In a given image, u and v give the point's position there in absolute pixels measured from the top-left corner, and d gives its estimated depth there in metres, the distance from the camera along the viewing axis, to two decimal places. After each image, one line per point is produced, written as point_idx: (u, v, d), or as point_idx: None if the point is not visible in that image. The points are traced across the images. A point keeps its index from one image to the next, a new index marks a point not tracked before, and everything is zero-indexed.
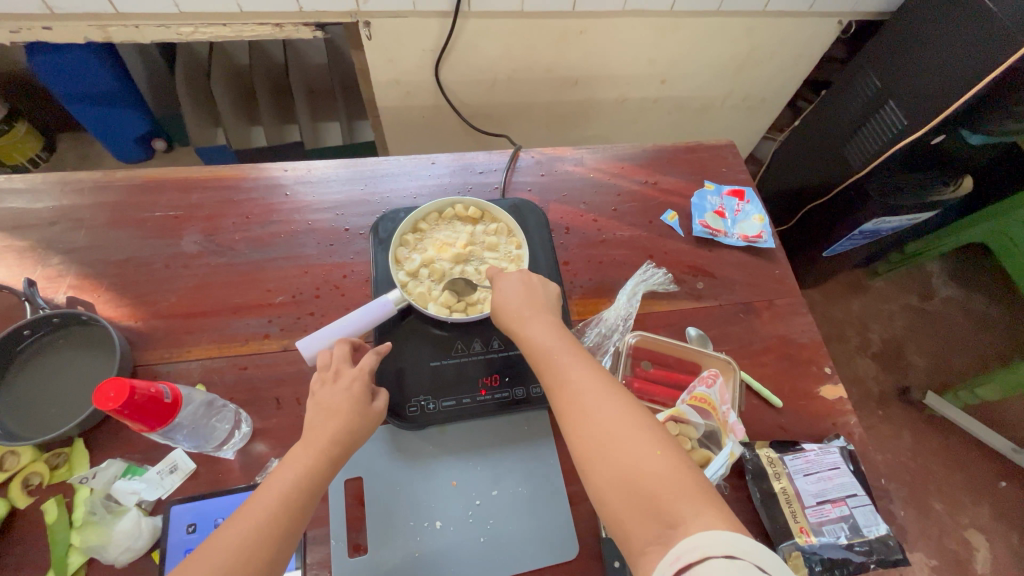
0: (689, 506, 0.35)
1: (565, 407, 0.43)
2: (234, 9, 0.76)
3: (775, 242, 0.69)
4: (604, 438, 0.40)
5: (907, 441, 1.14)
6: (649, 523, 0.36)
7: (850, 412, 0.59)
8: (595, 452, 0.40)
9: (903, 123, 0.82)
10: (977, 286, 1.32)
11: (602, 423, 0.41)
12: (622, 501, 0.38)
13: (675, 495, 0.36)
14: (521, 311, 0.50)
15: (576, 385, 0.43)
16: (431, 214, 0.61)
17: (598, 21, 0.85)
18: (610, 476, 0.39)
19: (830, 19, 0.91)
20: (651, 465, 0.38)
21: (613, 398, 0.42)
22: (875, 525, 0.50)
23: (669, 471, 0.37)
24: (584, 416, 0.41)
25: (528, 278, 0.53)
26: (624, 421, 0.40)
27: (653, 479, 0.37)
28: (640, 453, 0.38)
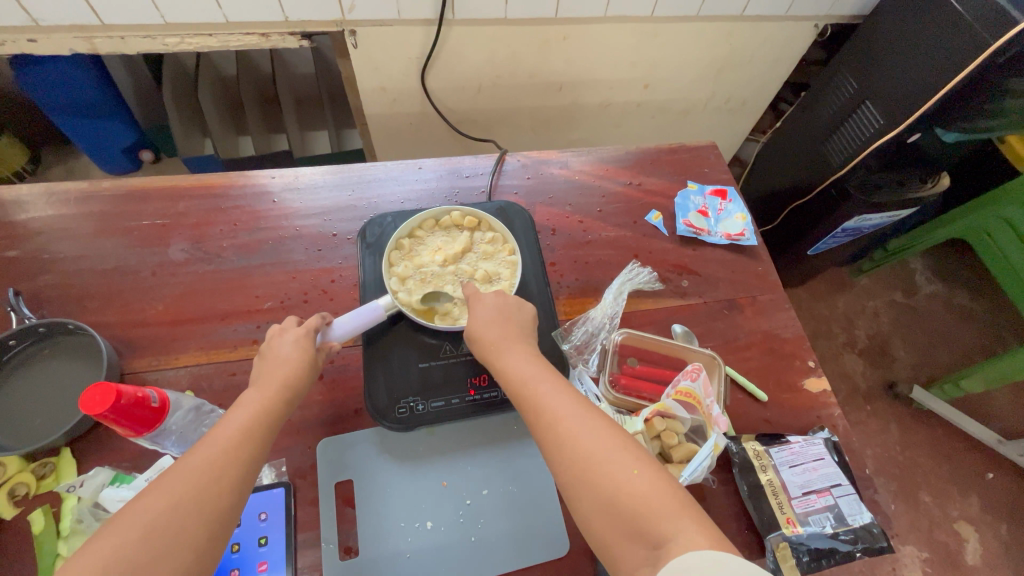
0: (671, 524, 0.35)
1: (545, 437, 0.42)
2: (220, 19, 0.77)
3: (757, 239, 0.71)
4: (585, 462, 0.39)
5: (895, 435, 1.16)
6: (637, 545, 0.35)
7: (833, 404, 0.60)
8: (578, 478, 0.39)
9: (880, 122, 0.84)
10: (958, 281, 1.35)
11: (581, 450, 0.40)
12: (608, 525, 0.37)
13: (657, 512, 0.36)
14: (494, 338, 0.50)
15: (554, 414, 0.43)
16: (428, 221, 0.62)
17: (580, 27, 0.87)
18: (594, 502, 0.38)
19: (807, 22, 0.94)
20: (631, 485, 0.37)
21: (591, 422, 0.42)
22: (859, 513, 0.51)
23: (650, 489, 0.37)
24: (562, 445, 0.41)
25: (503, 298, 0.54)
26: (603, 443, 0.40)
27: (635, 499, 0.37)
28: (621, 476, 0.38)
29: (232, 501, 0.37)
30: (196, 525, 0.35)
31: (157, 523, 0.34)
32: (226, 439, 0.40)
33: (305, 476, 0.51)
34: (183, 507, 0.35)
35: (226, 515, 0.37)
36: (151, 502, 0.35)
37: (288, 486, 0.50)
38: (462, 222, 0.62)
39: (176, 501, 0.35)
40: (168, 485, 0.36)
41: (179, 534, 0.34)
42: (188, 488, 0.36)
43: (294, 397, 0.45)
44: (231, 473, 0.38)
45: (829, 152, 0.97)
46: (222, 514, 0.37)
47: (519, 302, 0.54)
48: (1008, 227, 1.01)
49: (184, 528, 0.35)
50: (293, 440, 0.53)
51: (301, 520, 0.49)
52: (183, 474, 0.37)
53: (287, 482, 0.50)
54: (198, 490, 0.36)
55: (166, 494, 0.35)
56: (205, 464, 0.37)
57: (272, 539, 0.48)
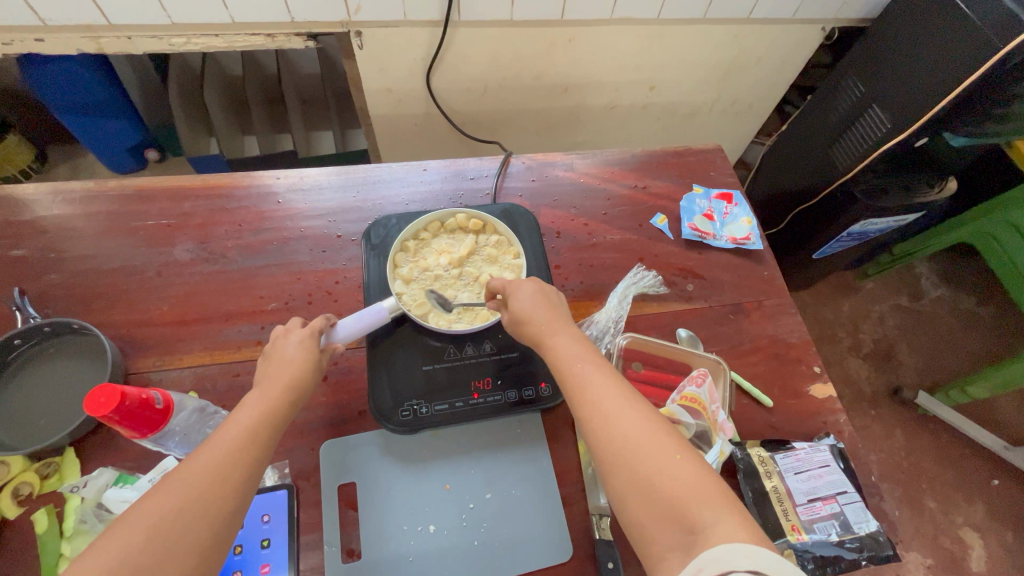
0: (710, 513, 0.35)
1: (586, 414, 0.42)
2: (227, 20, 0.77)
3: (763, 243, 0.70)
4: (627, 444, 0.39)
5: (900, 440, 1.15)
6: (669, 529, 0.36)
7: (839, 410, 0.59)
8: (617, 457, 0.39)
9: (885, 128, 0.84)
10: (965, 286, 1.34)
11: (625, 431, 0.40)
12: (644, 506, 0.37)
13: (697, 498, 0.36)
14: (537, 321, 0.49)
15: (598, 392, 0.42)
16: (433, 223, 0.62)
17: (586, 29, 0.87)
18: (632, 482, 0.38)
19: (814, 25, 0.93)
20: (673, 470, 0.38)
21: (633, 406, 0.42)
22: (865, 521, 0.51)
23: (692, 475, 0.37)
24: (606, 423, 0.41)
25: (543, 287, 0.52)
26: (646, 427, 0.40)
27: (676, 485, 0.37)
28: (663, 461, 0.38)
29: (237, 504, 0.37)
30: (200, 528, 0.35)
31: (162, 526, 0.34)
32: (231, 441, 0.39)
33: (308, 478, 0.51)
34: (188, 509, 0.35)
35: (230, 518, 0.37)
36: (155, 504, 0.35)
37: (291, 488, 0.50)
38: (467, 225, 0.62)
39: (181, 503, 0.35)
40: (173, 487, 0.36)
41: (183, 537, 0.34)
42: (192, 490, 0.36)
43: (298, 399, 0.45)
44: (235, 476, 0.38)
45: (834, 157, 0.96)
46: (226, 518, 0.36)
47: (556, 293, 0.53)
48: (1015, 233, 1.01)
49: (188, 531, 0.35)
50: (297, 442, 0.53)
51: (303, 522, 0.49)
52: (187, 476, 0.36)
53: (290, 484, 0.50)
54: (202, 492, 0.36)
55: (170, 497, 0.35)
56: (210, 467, 0.37)
57: (274, 541, 0.48)
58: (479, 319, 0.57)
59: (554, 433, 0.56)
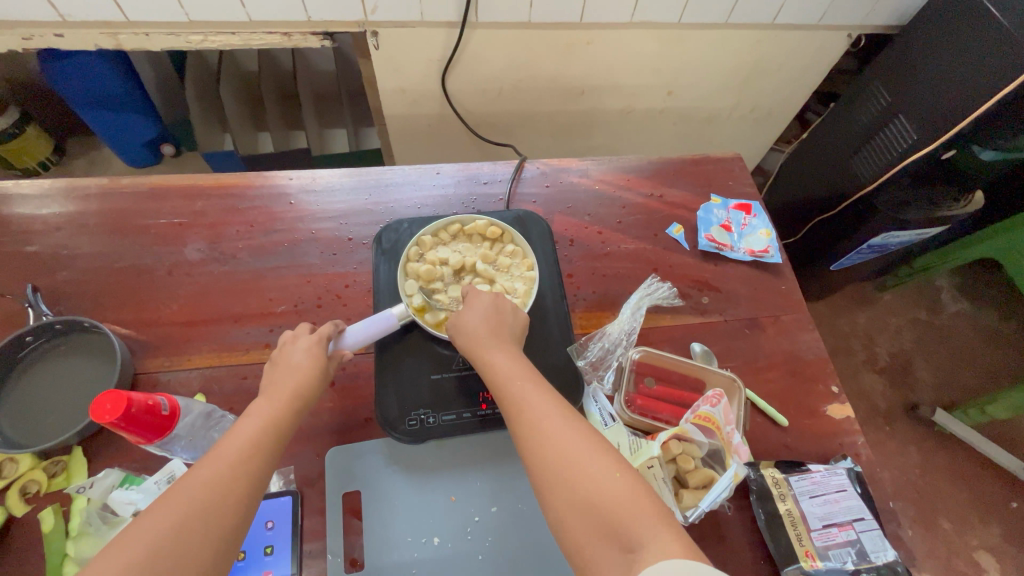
0: (646, 529, 0.35)
1: (524, 436, 0.41)
2: (244, 18, 0.77)
3: (781, 257, 0.68)
4: (563, 465, 0.39)
5: (915, 458, 1.12)
6: (610, 546, 0.35)
7: (857, 432, 0.57)
8: (556, 478, 0.39)
9: (912, 137, 0.81)
10: (986, 302, 1.30)
11: (562, 451, 0.39)
12: (582, 526, 0.36)
13: (634, 515, 0.35)
14: (483, 339, 0.48)
15: (536, 412, 0.42)
16: (453, 226, 0.60)
17: (605, 32, 0.85)
18: (571, 501, 0.37)
19: (839, 32, 0.91)
20: (609, 489, 0.37)
21: (570, 426, 0.41)
22: (883, 550, 0.49)
23: (629, 493, 0.36)
24: (544, 444, 0.40)
25: (498, 303, 0.51)
26: (583, 447, 0.40)
27: (612, 503, 0.36)
28: (599, 477, 0.38)
29: (238, 519, 0.37)
30: (201, 546, 0.34)
31: (162, 543, 0.33)
32: (234, 453, 0.39)
33: (313, 485, 0.51)
34: (189, 526, 0.34)
35: (231, 535, 0.36)
36: (156, 519, 0.34)
37: (296, 495, 0.50)
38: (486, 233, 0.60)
39: (181, 519, 0.34)
40: (175, 501, 0.35)
41: (181, 554, 0.33)
42: (194, 506, 0.35)
43: (302, 409, 0.45)
44: (236, 492, 0.37)
45: (856, 166, 0.94)
46: (226, 534, 0.36)
47: (516, 311, 0.52)
48: None
49: (189, 549, 0.34)
50: (303, 448, 0.52)
51: (307, 530, 0.49)
52: (189, 490, 0.36)
53: (295, 491, 0.50)
54: (204, 509, 0.35)
55: (171, 512, 0.35)
56: (212, 481, 0.37)
57: (278, 548, 0.48)
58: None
59: None
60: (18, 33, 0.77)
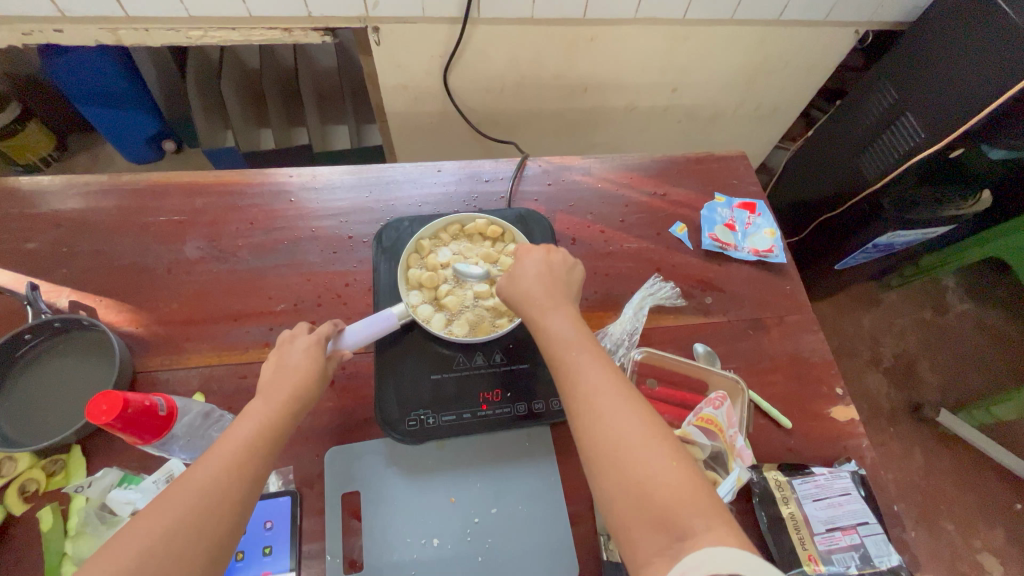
0: (700, 520, 0.35)
1: (580, 410, 0.41)
2: (244, 14, 0.76)
3: (786, 257, 0.68)
4: (619, 445, 0.38)
5: (918, 459, 1.12)
6: (658, 533, 0.35)
7: (861, 435, 0.57)
8: (609, 458, 0.38)
9: (918, 138, 0.80)
10: (993, 302, 1.29)
11: (618, 430, 0.39)
12: (629, 507, 0.37)
13: (688, 506, 0.35)
14: (541, 305, 0.47)
15: (594, 386, 0.41)
16: (453, 226, 0.60)
17: (608, 28, 0.84)
18: (622, 484, 0.37)
19: (847, 28, 0.90)
20: (664, 477, 0.37)
21: (629, 406, 0.40)
22: (887, 555, 0.48)
23: (683, 483, 0.36)
24: (599, 421, 0.40)
25: (552, 258, 0.51)
26: (642, 430, 0.39)
27: (666, 491, 0.36)
28: (655, 463, 0.37)
29: (235, 522, 0.36)
30: (196, 551, 0.34)
31: (156, 548, 0.33)
32: (230, 456, 0.38)
33: (312, 485, 0.51)
34: (183, 531, 0.34)
35: (227, 539, 0.36)
36: (152, 521, 0.34)
37: (294, 495, 0.49)
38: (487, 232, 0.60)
39: (176, 524, 0.34)
40: (170, 504, 0.35)
41: (177, 557, 0.33)
42: (190, 510, 0.35)
43: (300, 410, 0.44)
44: (232, 495, 0.37)
45: (861, 165, 0.93)
46: (221, 539, 0.35)
47: (571, 261, 0.52)
48: None
49: (184, 554, 0.34)
50: (301, 448, 0.52)
51: (305, 531, 0.49)
52: (184, 494, 0.35)
53: (293, 491, 0.49)
54: (199, 513, 0.35)
55: (167, 515, 0.34)
56: (207, 484, 0.36)
57: (277, 549, 0.47)
58: (479, 334, 0.55)
59: (563, 448, 0.54)
60: (17, 29, 0.76)
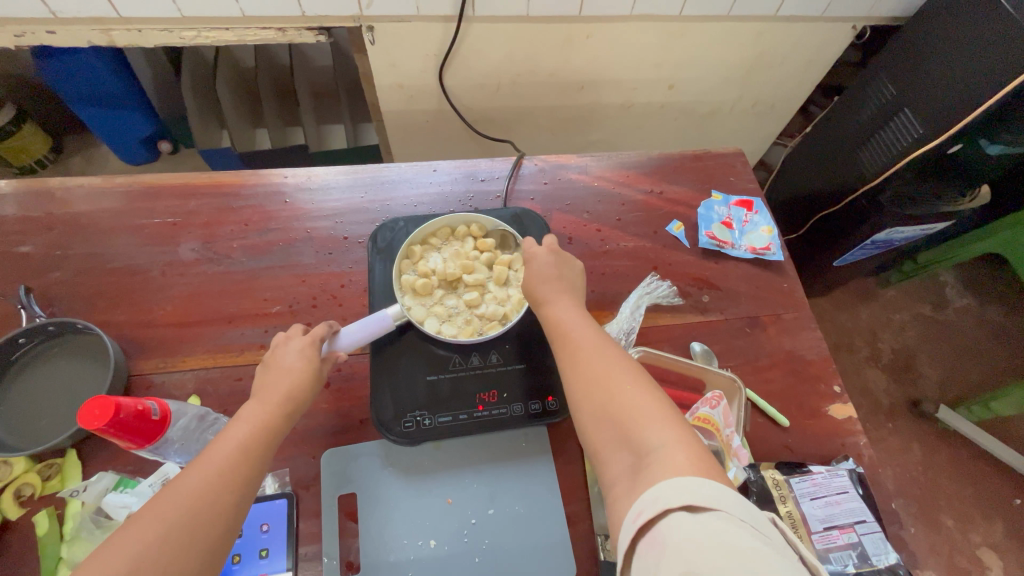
0: (657, 436, 0.36)
1: (564, 358, 0.45)
2: (236, 13, 0.75)
3: (783, 254, 0.67)
4: (591, 381, 0.41)
5: (917, 455, 1.12)
6: (623, 454, 0.37)
7: (859, 432, 0.57)
8: (582, 394, 0.41)
9: (918, 132, 0.79)
10: (992, 297, 1.29)
11: (592, 369, 0.42)
12: (601, 433, 0.39)
13: (645, 426, 0.37)
14: (545, 294, 0.50)
15: (576, 340, 0.45)
16: (443, 230, 0.60)
17: (604, 25, 0.84)
18: (593, 412, 0.40)
19: (844, 24, 0.89)
20: (627, 401, 0.39)
21: (605, 351, 0.43)
22: (885, 553, 0.48)
23: (645, 407, 0.38)
24: (576, 367, 0.43)
25: (562, 257, 0.53)
26: (613, 366, 0.42)
27: (628, 413, 0.38)
28: (618, 390, 0.39)
29: (227, 525, 0.36)
30: (187, 557, 0.34)
31: (146, 555, 0.32)
32: (223, 459, 0.38)
33: (308, 487, 0.50)
34: (174, 536, 0.34)
35: (219, 543, 0.35)
36: (144, 524, 0.34)
37: (290, 497, 0.49)
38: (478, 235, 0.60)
39: (167, 528, 0.34)
40: (161, 510, 0.35)
41: (169, 561, 0.33)
42: (181, 514, 0.35)
43: (294, 412, 0.44)
44: (225, 498, 0.37)
45: (859, 162, 0.92)
46: (215, 542, 0.35)
47: (573, 263, 0.54)
48: None
49: (176, 558, 0.33)
50: (298, 450, 0.52)
51: (302, 533, 0.49)
52: (176, 499, 0.35)
53: (289, 493, 0.49)
54: (191, 517, 0.35)
55: (160, 518, 0.34)
56: (200, 488, 0.36)
57: (273, 551, 0.47)
58: (466, 334, 0.55)
59: (561, 448, 0.54)
60: (9, 31, 0.76)
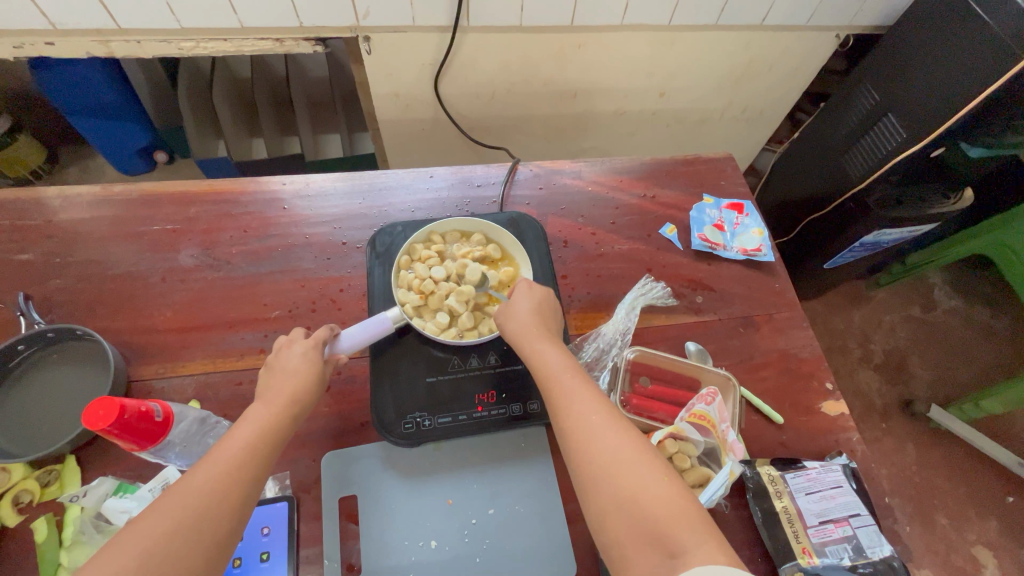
0: (692, 537, 0.35)
1: (570, 431, 0.43)
2: (235, 25, 0.77)
3: (774, 255, 0.69)
4: (611, 465, 0.40)
5: (911, 454, 1.13)
6: (651, 550, 0.36)
7: (851, 428, 0.58)
8: (599, 480, 0.40)
9: (902, 136, 0.82)
10: (979, 298, 1.32)
11: (608, 451, 0.40)
12: (622, 527, 0.37)
13: (680, 524, 0.36)
14: (529, 336, 0.50)
15: (585, 411, 0.43)
16: (455, 234, 0.61)
17: (595, 35, 0.86)
18: (614, 504, 0.38)
19: (828, 32, 0.92)
20: (656, 495, 0.38)
21: (619, 427, 0.42)
22: (879, 545, 0.49)
23: (674, 502, 0.37)
24: (589, 444, 0.41)
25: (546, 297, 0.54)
26: (632, 449, 0.40)
27: (657, 507, 0.37)
28: (646, 481, 0.38)
29: (233, 525, 0.36)
30: (195, 553, 0.34)
31: (154, 551, 0.33)
32: (229, 458, 0.39)
33: (309, 490, 0.51)
34: (181, 534, 0.34)
35: (224, 541, 0.36)
36: (152, 523, 0.34)
37: (291, 500, 0.49)
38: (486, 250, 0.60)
39: (174, 527, 0.34)
40: (167, 508, 0.35)
41: (176, 559, 0.33)
42: (189, 512, 0.35)
43: (299, 414, 0.44)
44: (232, 497, 0.37)
45: (846, 167, 0.94)
46: (221, 541, 0.36)
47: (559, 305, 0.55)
48: None
49: (183, 558, 0.34)
50: (298, 453, 0.52)
51: (303, 536, 0.49)
52: (182, 497, 0.36)
53: (290, 496, 0.50)
54: (195, 516, 0.35)
55: (167, 518, 0.34)
56: (205, 486, 0.36)
57: (274, 555, 0.47)
58: (447, 336, 0.56)
59: (560, 448, 0.55)
60: (8, 42, 0.76)
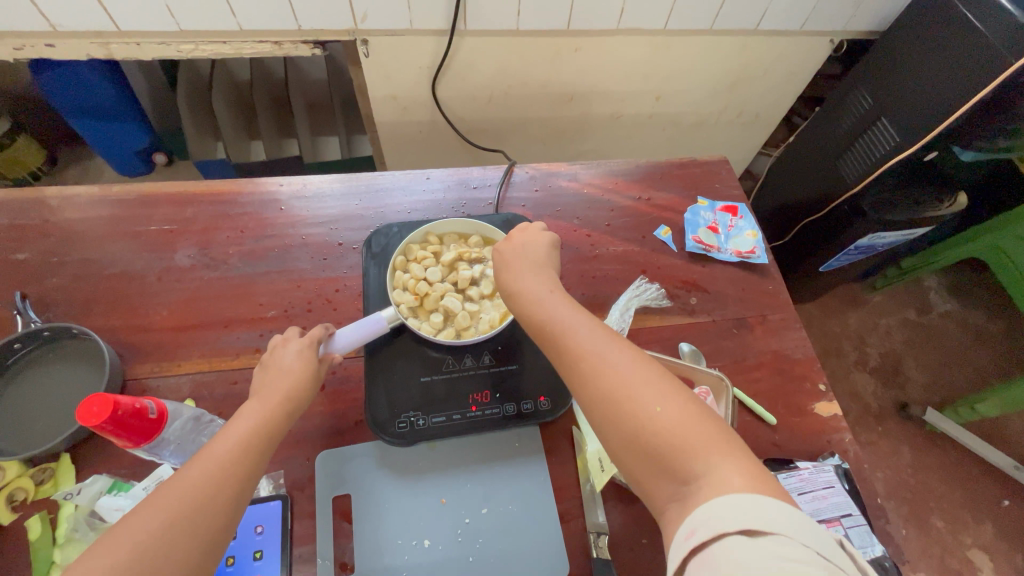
0: (701, 462, 0.33)
1: (569, 375, 0.41)
2: (234, 27, 0.78)
3: (767, 257, 0.69)
4: (611, 399, 0.38)
5: (907, 457, 1.13)
6: (665, 481, 0.35)
7: (844, 429, 0.58)
8: (604, 418, 0.38)
9: (894, 141, 0.83)
10: (974, 302, 1.32)
11: (606, 386, 0.38)
12: (636, 462, 0.36)
13: (686, 451, 0.34)
14: (514, 278, 0.48)
15: (577, 348, 0.41)
16: (452, 236, 0.62)
17: (590, 39, 0.87)
18: (623, 439, 0.37)
19: (822, 37, 0.93)
20: (660, 420, 0.35)
21: (615, 358, 0.39)
22: (870, 546, 0.49)
23: (681, 423, 0.35)
24: (587, 383, 0.39)
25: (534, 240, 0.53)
26: (629, 379, 0.38)
27: (665, 434, 0.35)
28: (647, 408, 0.36)
29: (227, 520, 0.37)
30: (189, 548, 0.34)
31: (148, 546, 0.33)
32: (224, 454, 0.39)
33: (303, 488, 0.51)
34: (175, 529, 0.34)
35: (218, 536, 0.36)
36: (146, 518, 0.34)
37: (285, 499, 0.49)
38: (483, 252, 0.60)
39: (169, 522, 0.34)
40: (162, 504, 0.35)
41: (170, 553, 0.33)
42: (183, 507, 0.35)
43: (293, 411, 0.45)
44: (226, 492, 0.37)
45: (841, 171, 0.95)
46: (215, 537, 0.36)
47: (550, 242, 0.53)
48: None
49: (176, 552, 0.34)
50: (293, 452, 0.52)
51: (297, 535, 0.49)
52: (177, 492, 0.36)
53: (284, 495, 0.50)
54: (190, 510, 0.35)
55: (161, 513, 0.35)
56: (199, 481, 0.37)
57: (267, 553, 0.47)
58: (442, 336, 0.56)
59: (553, 448, 0.55)
60: (8, 44, 0.77)
